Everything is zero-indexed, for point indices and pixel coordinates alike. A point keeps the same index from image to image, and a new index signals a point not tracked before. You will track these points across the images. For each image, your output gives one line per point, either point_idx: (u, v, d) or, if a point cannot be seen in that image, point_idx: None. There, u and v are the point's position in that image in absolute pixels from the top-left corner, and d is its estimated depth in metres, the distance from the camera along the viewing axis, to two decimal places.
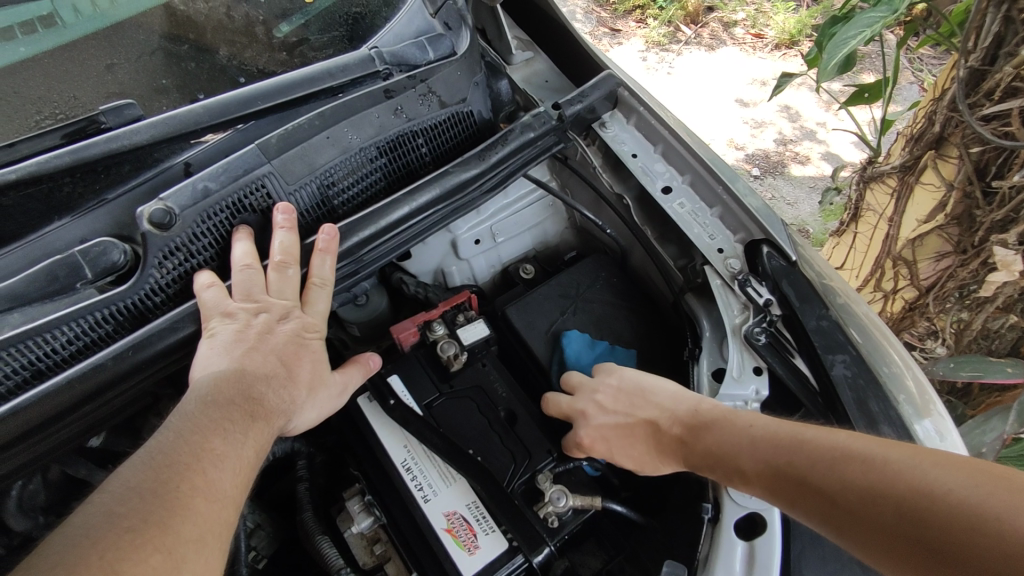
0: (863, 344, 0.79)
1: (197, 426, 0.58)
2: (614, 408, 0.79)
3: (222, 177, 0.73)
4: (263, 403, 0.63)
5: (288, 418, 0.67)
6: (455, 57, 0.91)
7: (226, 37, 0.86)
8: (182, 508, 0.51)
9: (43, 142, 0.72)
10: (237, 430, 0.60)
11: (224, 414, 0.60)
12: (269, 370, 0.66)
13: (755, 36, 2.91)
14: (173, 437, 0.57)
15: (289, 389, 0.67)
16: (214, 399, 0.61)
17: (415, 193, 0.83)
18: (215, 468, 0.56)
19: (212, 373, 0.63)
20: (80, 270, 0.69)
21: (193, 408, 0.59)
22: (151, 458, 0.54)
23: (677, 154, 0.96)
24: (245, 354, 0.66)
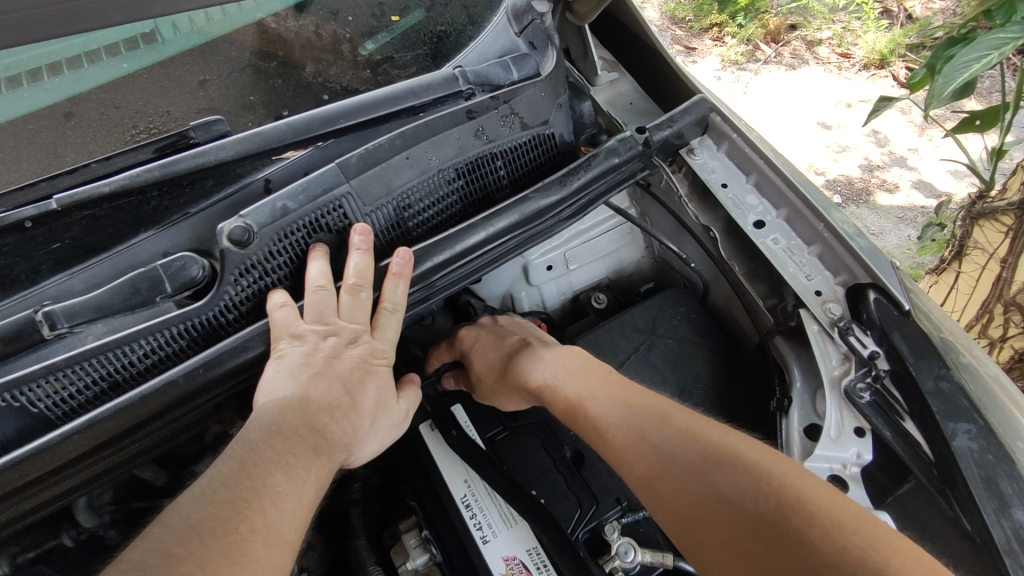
0: (993, 413, 0.69)
1: (260, 458, 0.56)
2: (504, 323, 0.93)
3: (301, 196, 0.73)
4: (326, 436, 0.62)
5: (349, 451, 0.65)
6: (540, 78, 0.88)
7: (313, 55, 0.86)
8: (242, 555, 0.49)
9: (136, 156, 0.74)
10: (300, 465, 0.58)
11: (289, 447, 0.58)
12: (333, 400, 0.64)
13: (841, 55, 2.76)
14: (235, 466, 0.55)
15: (352, 419, 0.65)
16: (278, 429, 0.59)
17: (492, 218, 0.79)
18: (276, 509, 0.53)
19: (279, 399, 0.62)
20: (160, 283, 0.69)
21: (256, 437, 0.58)
22: (209, 492, 0.52)
23: (773, 186, 0.88)
24: (311, 380, 0.64)
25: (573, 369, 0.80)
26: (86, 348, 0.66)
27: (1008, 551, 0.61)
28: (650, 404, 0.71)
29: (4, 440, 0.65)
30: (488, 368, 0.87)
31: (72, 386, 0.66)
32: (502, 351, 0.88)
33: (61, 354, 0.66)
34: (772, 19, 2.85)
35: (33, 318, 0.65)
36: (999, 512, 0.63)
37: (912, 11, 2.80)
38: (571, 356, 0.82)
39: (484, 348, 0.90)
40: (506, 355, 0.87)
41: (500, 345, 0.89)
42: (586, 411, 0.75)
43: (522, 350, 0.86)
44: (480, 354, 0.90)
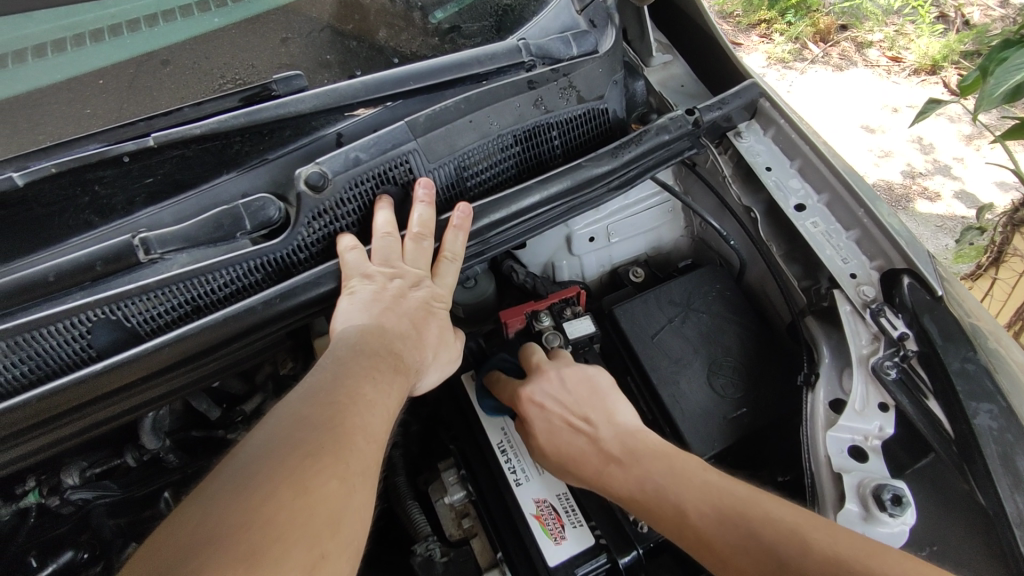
0: (1016, 398, 0.72)
1: (349, 371, 0.63)
2: (570, 393, 0.80)
3: (373, 149, 0.78)
4: (402, 359, 0.68)
5: (417, 376, 0.72)
6: (598, 55, 0.92)
7: (386, 21, 0.91)
8: (348, 442, 0.56)
9: (224, 104, 0.80)
10: (384, 379, 0.64)
11: (372, 363, 0.65)
12: (402, 331, 0.71)
13: (892, 59, 2.73)
14: (330, 378, 0.62)
15: (420, 348, 0.71)
16: (359, 350, 0.66)
17: (546, 182, 0.84)
18: (369, 413, 0.60)
19: (356, 325, 0.69)
20: (241, 221, 0.76)
21: (343, 353, 0.65)
22: (313, 393, 0.60)
23: (816, 171, 0.91)
24: (383, 313, 0.71)
25: (644, 458, 0.72)
26: (174, 274, 0.73)
27: (1019, 523, 0.64)
28: (785, 520, 0.63)
29: (101, 349, 0.72)
30: (568, 441, 0.77)
31: (160, 306, 0.74)
32: (581, 427, 0.77)
33: (153, 277, 0.73)
34: (823, 19, 2.83)
35: (130, 243, 0.73)
36: (1013, 488, 0.66)
37: (970, 17, 2.74)
38: (644, 442, 0.74)
39: (550, 420, 0.79)
40: (586, 440, 0.76)
41: (575, 430, 0.77)
42: (660, 497, 0.69)
43: (602, 430, 0.76)
44: (546, 425, 0.79)
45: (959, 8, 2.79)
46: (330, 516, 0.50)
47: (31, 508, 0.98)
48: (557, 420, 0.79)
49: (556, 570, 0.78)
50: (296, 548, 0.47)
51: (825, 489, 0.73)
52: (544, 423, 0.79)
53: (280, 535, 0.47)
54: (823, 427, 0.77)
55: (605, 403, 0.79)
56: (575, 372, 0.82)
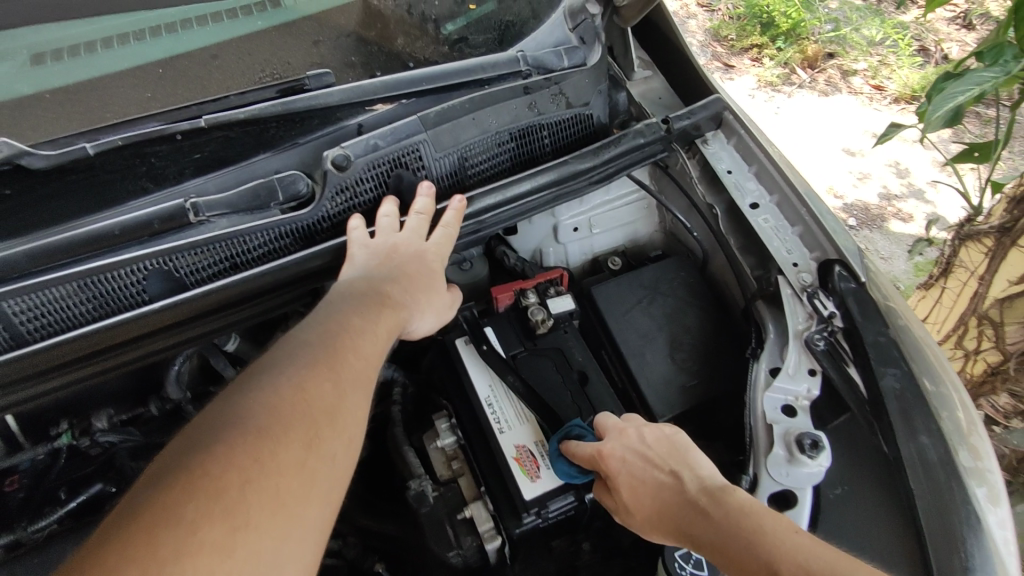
0: (928, 379, 0.85)
1: (343, 309, 0.77)
2: (652, 448, 0.80)
3: (390, 137, 0.92)
4: (391, 297, 0.82)
5: (410, 316, 0.85)
6: (586, 67, 1.06)
7: (403, 29, 1.05)
8: (342, 358, 0.71)
9: (264, 93, 0.95)
10: (373, 313, 0.79)
11: (362, 302, 0.79)
12: (393, 277, 0.85)
13: (874, 87, 2.90)
14: (329, 316, 0.77)
15: (409, 291, 0.85)
16: (350, 292, 0.80)
17: (536, 174, 0.99)
18: (361, 338, 0.75)
19: (352, 276, 0.84)
20: (275, 193, 0.90)
21: (338, 297, 0.80)
22: (315, 327, 0.74)
23: (769, 176, 1.06)
24: (376, 266, 0.86)
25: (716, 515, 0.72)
26: (218, 233, 0.86)
27: (909, 464, 0.78)
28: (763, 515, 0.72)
29: (152, 295, 0.85)
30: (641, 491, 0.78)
31: (203, 261, 0.87)
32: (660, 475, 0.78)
33: (198, 235, 0.86)
34: (810, 46, 3.00)
35: (182, 206, 0.85)
36: (907, 435, 0.80)
37: (948, 51, 2.94)
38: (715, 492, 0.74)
39: (632, 476, 0.79)
40: (660, 480, 0.77)
41: (659, 484, 0.77)
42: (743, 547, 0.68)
43: (681, 482, 0.76)
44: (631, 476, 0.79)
45: (938, 43, 2.98)
46: (324, 410, 0.64)
47: (62, 449, 1.08)
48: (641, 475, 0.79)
49: (530, 504, 0.90)
50: (296, 429, 0.61)
51: (758, 438, 0.86)
52: (627, 478, 0.79)
53: (284, 421, 0.61)
54: (762, 389, 0.90)
55: (685, 461, 0.79)
56: (653, 433, 0.82)
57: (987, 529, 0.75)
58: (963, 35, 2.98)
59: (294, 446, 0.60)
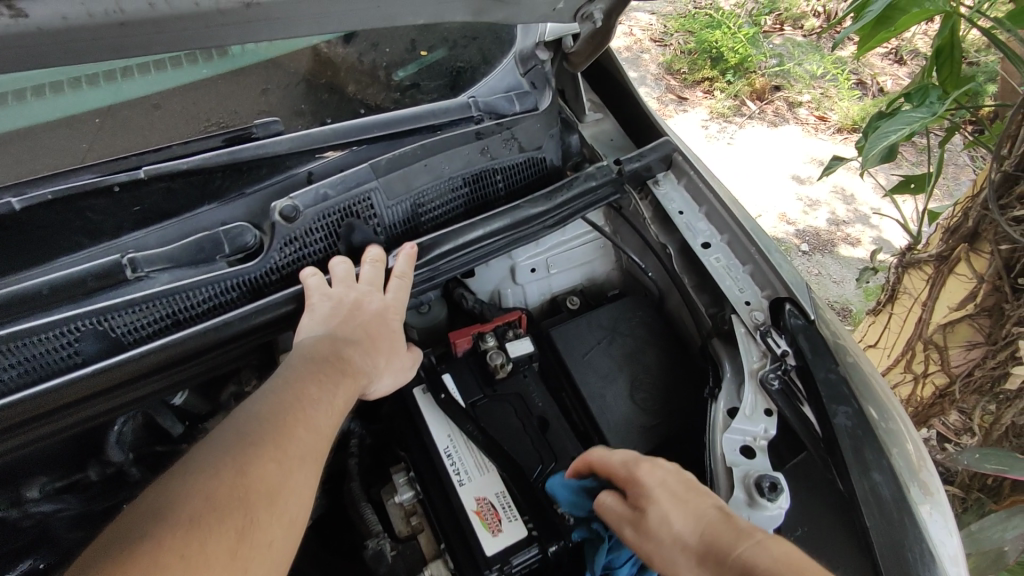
0: (873, 405, 0.88)
1: (299, 375, 0.76)
2: (676, 487, 0.73)
3: (339, 187, 0.91)
4: (351, 362, 0.81)
5: (369, 379, 0.84)
6: (537, 112, 1.08)
7: (354, 77, 1.03)
8: (292, 432, 0.68)
9: (209, 143, 0.92)
10: (332, 381, 0.77)
11: (322, 366, 0.78)
12: (356, 338, 0.84)
13: (819, 118, 3.03)
14: (283, 382, 0.75)
15: (371, 355, 0.85)
16: (312, 354, 0.79)
17: (490, 219, 0.98)
18: (314, 409, 0.73)
19: (314, 335, 0.82)
20: (221, 246, 0.87)
21: (297, 359, 0.78)
22: (266, 396, 0.72)
23: (719, 216, 1.08)
24: (339, 324, 0.84)
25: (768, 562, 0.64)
26: (158, 289, 0.82)
27: (864, 501, 0.79)
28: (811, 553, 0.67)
29: (85, 356, 0.80)
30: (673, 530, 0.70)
31: (143, 319, 0.82)
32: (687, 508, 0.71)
33: (138, 292, 0.82)
34: (758, 79, 3.12)
35: (119, 262, 0.82)
36: (860, 473, 0.81)
37: (884, 85, 3.11)
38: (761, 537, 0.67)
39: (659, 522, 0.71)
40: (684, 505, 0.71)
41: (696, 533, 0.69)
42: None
43: (716, 519, 0.69)
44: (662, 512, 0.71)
45: (875, 77, 3.16)
46: (266, 492, 0.62)
47: None
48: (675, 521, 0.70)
49: (492, 559, 0.87)
50: (232, 517, 0.58)
51: (719, 482, 0.86)
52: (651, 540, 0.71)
53: (221, 508, 0.58)
54: (719, 431, 0.91)
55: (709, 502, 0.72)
56: (664, 473, 0.75)
57: (939, 559, 0.78)
58: (895, 70, 3.18)
59: (227, 537, 0.57)
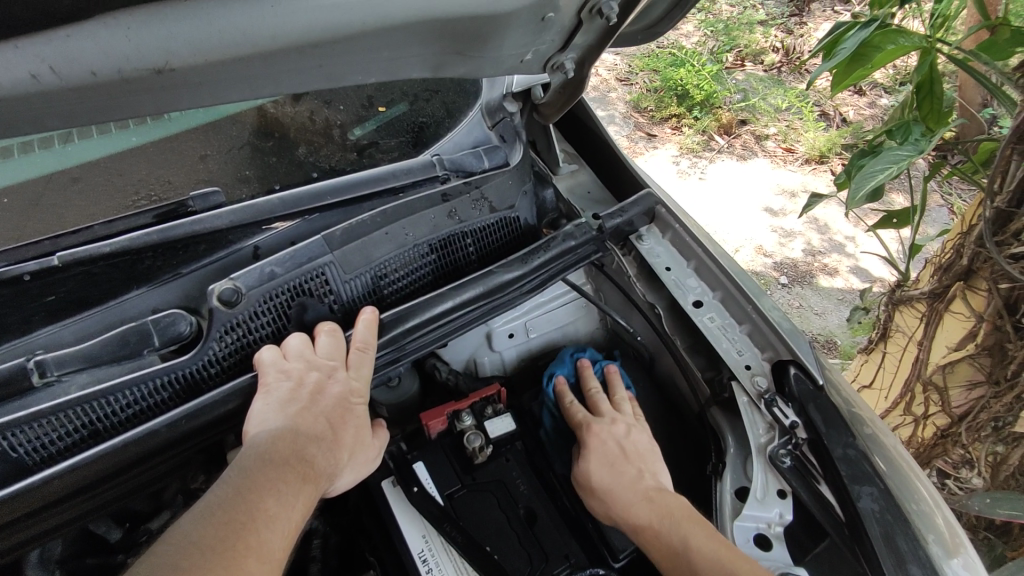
0: (880, 457, 0.82)
1: (255, 483, 0.63)
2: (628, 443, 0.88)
3: (288, 263, 0.80)
4: (313, 466, 0.68)
5: (331, 480, 0.71)
6: (508, 167, 0.99)
7: (306, 136, 0.92)
8: (238, 566, 0.56)
9: (138, 221, 0.81)
10: (289, 491, 0.64)
11: (280, 474, 0.64)
12: (318, 432, 0.70)
13: (786, 150, 3.04)
14: (230, 492, 0.62)
15: (335, 451, 0.71)
16: (266, 457, 0.65)
17: (459, 289, 0.88)
18: (268, 529, 0.60)
19: (268, 430, 0.68)
20: (150, 338, 0.75)
21: (250, 463, 0.64)
22: (210, 514, 0.59)
23: (708, 270, 1.00)
24: (298, 413, 0.71)
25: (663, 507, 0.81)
26: (68, 397, 0.70)
27: None
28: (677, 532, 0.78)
29: None
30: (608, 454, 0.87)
31: (52, 433, 0.70)
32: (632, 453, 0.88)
33: (46, 402, 0.70)
34: (724, 114, 3.13)
35: (23, 366, 0.70)
36: (895, 566, 0.72)
37: (846, 114, 3.15)
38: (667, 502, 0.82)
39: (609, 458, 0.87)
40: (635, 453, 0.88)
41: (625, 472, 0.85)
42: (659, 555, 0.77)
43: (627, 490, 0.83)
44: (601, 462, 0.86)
45: (837, 108, 3.18)
46: None
47: None
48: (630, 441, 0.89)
49: None
50: None
51: None
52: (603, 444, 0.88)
53: None
54: (729, 517, 0.81)
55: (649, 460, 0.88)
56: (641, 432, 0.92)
57: None
58: (856, 100, 3.22)
59: None
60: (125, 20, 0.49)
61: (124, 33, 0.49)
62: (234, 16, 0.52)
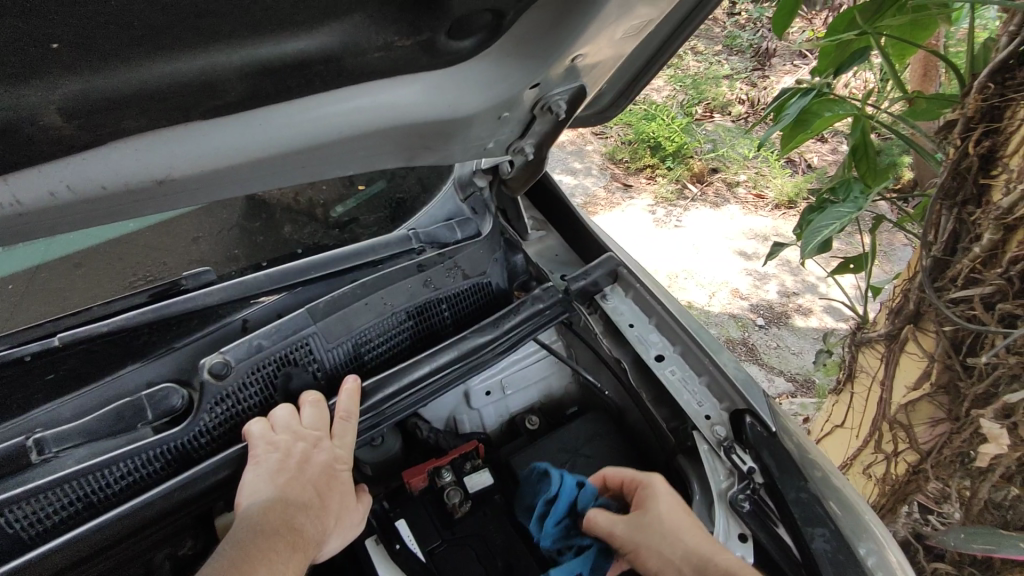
0: (833, 501, 0.87)
1: (248, 555, 0.67)
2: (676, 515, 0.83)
3: (275, 335, 0.87)
4: (302, 534, 0.72)
5: (318, 546, 0.75)
6: (480, 237, 1.07)
7: (290, 216, 1.01)
8: None
9: (133, 300, 0.87)
10: (280, 560, 0.68)
11: (270, 544, 0.69)
12: (306, 501, 0.75)
13: (756, 196, 3.19)
14: (226, 565, 0.65)
15: (321, 518, 0.76)
16: (257, 528, 0.69)
17: (435, 354, 0.95)
18: None
19: (259, 501, 0.72)
20: (143, 411, 0.80)
21: (243, 536, 0.68)
22: None
23: (669, 327, 1.07)
24: (287, 482, 0.75)
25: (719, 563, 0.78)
26: (65, 472, 0.74)
27: None
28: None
29: None
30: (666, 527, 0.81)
31: (50, 506, 0.74)
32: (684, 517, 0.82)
33: (44, 478, 0.74)
34: (695, 164, 3.29)
35: (23, 445, 0.75)
36: None
37: (811, 161, 3.34)
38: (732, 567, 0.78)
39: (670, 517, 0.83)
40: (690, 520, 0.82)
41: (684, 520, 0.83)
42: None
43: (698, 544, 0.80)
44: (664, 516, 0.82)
45: (802, 154, 3.38)
46: None
47: None
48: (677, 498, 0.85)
49: None
50: None
51: None
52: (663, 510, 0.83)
53: None
54: None
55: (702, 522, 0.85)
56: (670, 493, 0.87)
57: None
58: (818, 147, 3.41)
59: None
60: (132, 144, 0.56)
61: (131, 153, 0.57)
62: (225, 134, 0.60)
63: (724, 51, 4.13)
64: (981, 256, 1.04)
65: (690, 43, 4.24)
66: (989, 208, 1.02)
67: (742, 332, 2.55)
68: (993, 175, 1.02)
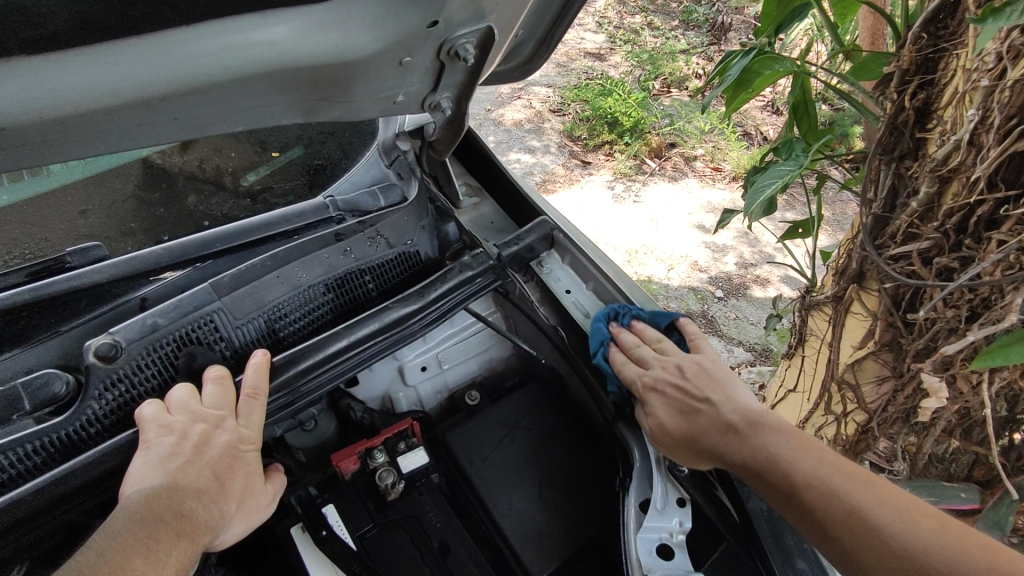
0: None
1: (121, 545, 0.60)
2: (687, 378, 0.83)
3: (172, 313, 0.80)
4: (191, 520, 0.66)
5: (216, 533, 0.69)
6: (404, 204, 1.01)
7: (195, 185, 0.92)
8: None
9: (7, 280, 0.79)
10: (160, 548, 0.62)
11: (149, 532, 0.62)
12: (200, 485, 0.69)
13: (713, 169, 3.18)
14: (96, 556, 0.59)
15: (220, 503, 0.69)
16: (140, 514, 0.63)
17: (355, 326, 0.90)
18: None
19: (144, 488, 0.66)
20: (19, 401, 0.73)
21: (120, 526, 0.62)
22: None
23: (606, 292, 1.04)
24: (179, 468, 0.69)
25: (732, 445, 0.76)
26: None
27: None
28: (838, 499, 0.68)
29: None
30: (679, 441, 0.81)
31: None
32: (695, 430, 0.79)
33: None
34: (653, 138, 3.26)
35: None
36: (783, 562, 0.77)
37: (766, 133, 3.35)
38: (807, 471, 0.71)
39: (669, 404, 0.82)
40: (708, 424, 0.78)
41: (694, 411, 0.80)
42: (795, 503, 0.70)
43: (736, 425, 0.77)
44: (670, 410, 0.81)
45: (757, 127, 3.40)
46: None
47: None
48: (673, 400, 0.82)
49: None
50: None
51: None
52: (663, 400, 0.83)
53: None
54: (634, 529, 0.82)
55: (726, 390, 0.82)
56: (690, 361, 0.86)
57: None
58: (773, 120, 3.43)
59: None
60: None
61: None
62: (63, 73, 0.54)
63: (681, 26, 4.10)
64: (919, 211, 1.02)
65: (647, 19, 4.19)
66: (926, 161, 0.99)
67: (701, 305, 2.55)
68: (929, 128, 1.00)
